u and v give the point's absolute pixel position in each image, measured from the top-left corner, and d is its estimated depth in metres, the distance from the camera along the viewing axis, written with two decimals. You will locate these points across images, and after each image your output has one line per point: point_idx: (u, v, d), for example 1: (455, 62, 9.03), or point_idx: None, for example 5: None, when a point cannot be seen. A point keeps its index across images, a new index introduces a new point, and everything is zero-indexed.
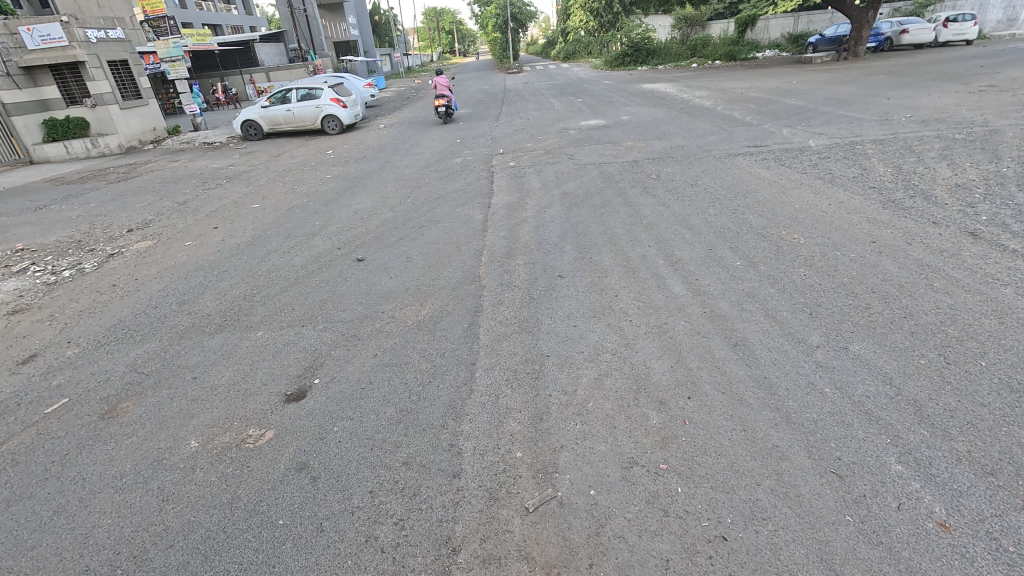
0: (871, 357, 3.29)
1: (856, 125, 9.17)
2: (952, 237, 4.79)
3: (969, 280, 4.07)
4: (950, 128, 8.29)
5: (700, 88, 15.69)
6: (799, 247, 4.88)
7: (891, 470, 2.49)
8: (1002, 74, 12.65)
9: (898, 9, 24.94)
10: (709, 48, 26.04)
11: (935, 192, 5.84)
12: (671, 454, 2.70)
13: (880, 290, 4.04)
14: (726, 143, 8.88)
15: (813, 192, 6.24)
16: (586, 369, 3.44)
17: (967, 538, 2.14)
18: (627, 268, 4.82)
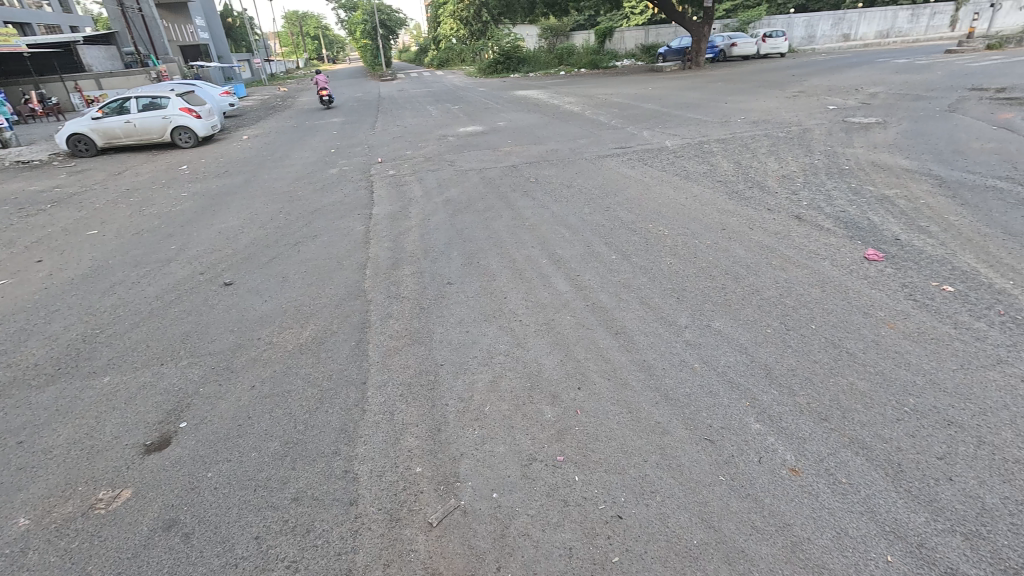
0: (729, 331, 3.70)
1: (702, 126, 10.31)
2: (783, 221, 5.57)
3: (798, 256, 4.76)
4: (775, 128, 9.68)
5: (569, 94, 16.61)
6: (664, 238, 5.36)
7: (751, 429, 2.82)
8: (810, 82, 15.04)
9: (727, 26, 28.62)
10: (574, 57, 27.71)
11: (767, 183, 6.76)
12: (567, 445, 2.81)
13: (732, 271, 4.57)
14: (595, 146, 9.49)
15: (672, 188, 6.89)
16: (481, 374, 3.46)
17: (812, 478, 2.50)
18: (514, 270, 4.94)
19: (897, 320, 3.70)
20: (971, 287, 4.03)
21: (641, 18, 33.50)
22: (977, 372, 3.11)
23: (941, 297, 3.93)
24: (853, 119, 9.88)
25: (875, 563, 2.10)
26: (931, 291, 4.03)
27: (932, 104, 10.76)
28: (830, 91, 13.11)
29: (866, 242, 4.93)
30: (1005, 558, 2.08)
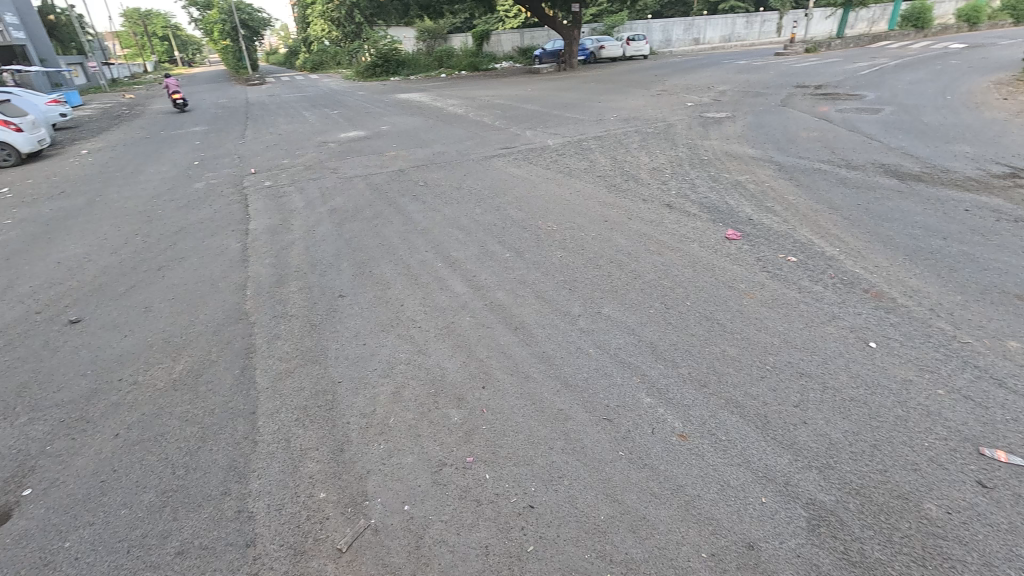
0: (618, 316, 3.95)
1: (580, 125, 10.88)
2: (657, 209, 6.07)
3: (671, 241, 5.21)
4: (643, 124, 10.49)
5: (452, 96, 16.63)
6: (553, 233, 5.58)
7: (644, 403, 3.05)
8: (670, 81, 16.52)
9: (594, 30, 30.46)
10: (454, 60, 27.81)
11: (641, 175, 7.31)
12: (475, 446, 2.82)
13: (616, 259, 4.89)
14: (481, 147, 9.61)
15: (557, 185, 7.19)
16: (382, 386, 3.35)
17: (697, 440, 2.76)
18: (408, 276, 4.85)
19: (755, 290, 4.20)
20: (809, 256, 4.70)
21: (515, 21, 34.52)
22: (819, 328, 3.64)
23: (787, 267, 4.53)
24: (707, 115, 11.02)
25: (753, 506, 2.37)
26: (779, 262, 4.63)
27: (768, 100, 12.34)
28: (686, 90, 14.50)
29: (725, 224, 5.53)
30: (849, 482, 2.46)
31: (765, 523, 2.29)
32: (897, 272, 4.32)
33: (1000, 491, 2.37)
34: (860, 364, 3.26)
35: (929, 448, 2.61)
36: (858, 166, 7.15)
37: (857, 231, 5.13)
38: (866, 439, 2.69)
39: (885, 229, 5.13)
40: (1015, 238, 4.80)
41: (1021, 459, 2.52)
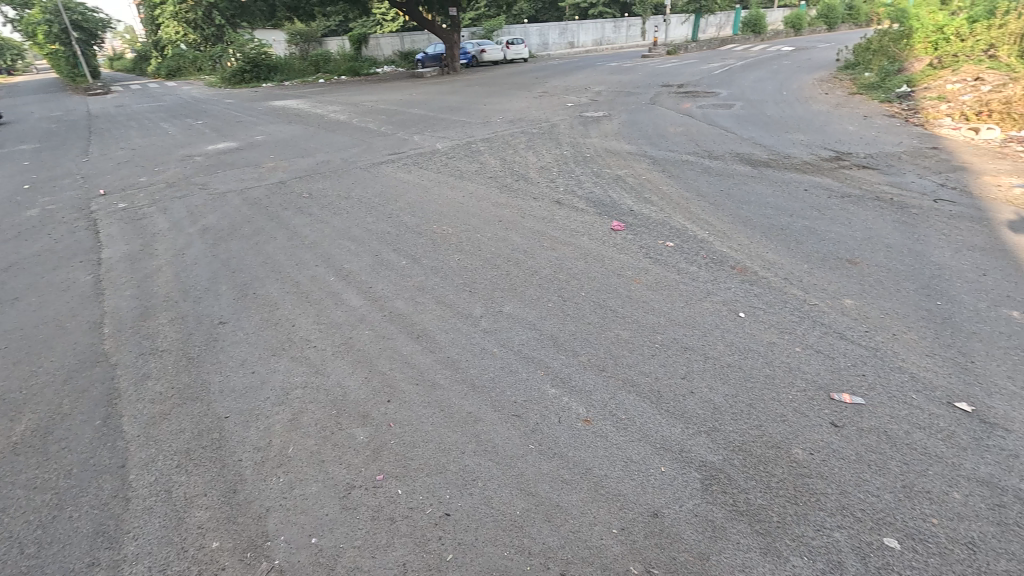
0: (518, 312, 4.03)
1: (468, 128, 10.94)
2: (547, 206, 6.28)
3: (563, 236, 5.42)
4: (528, 125, 10.81)
5: (333, 102, 15.90)
6: (449, 237, 5.55)
7: (549, 395, 3.14)
8: (550, 83, 17.18)
9: (474, 34, 30.82)
10: (331, 64, 26.62)
11: (530, 175, 7.52)
12: (385, 462, 2.72)
13: (513, 258, 4.98)
14: (368, 153, 9.29)
15: (449, 188, 7.16)
16: (277, 415, 3.11)
17: (601, 423, 2.90)
18: (298, 294, 4.55)
19: (641, 276, 4.50)
20: (684, 240, 5.14)
21: (393, 25, 33.88)
22: (697, 305, 4.00)
23: (667, 252, 4.92)
24: (587, 114, 11.63)
25: (654, 477, 2.54)
26: (660, 248, 5.01)
27: (639, 99, 13.30)
28: (566, 91, 15.18)
29: (611, 216, 5.86)
30: (733, 440, 2.73)
31: (666, 491, 2.47)
32: (757, 248, 4.88)
33: (848, 428, 2.77)
34: (733, 333, 3.63)
35: (792, 400, 2.98)
36: (718, 156, 7.96)
37: (722, 214, 5.71)
38: (743, 400, 3.00)
39: (744, 211, 5.76)
40: (843, 211, 5.64)
41: (861, 398, 2.97)
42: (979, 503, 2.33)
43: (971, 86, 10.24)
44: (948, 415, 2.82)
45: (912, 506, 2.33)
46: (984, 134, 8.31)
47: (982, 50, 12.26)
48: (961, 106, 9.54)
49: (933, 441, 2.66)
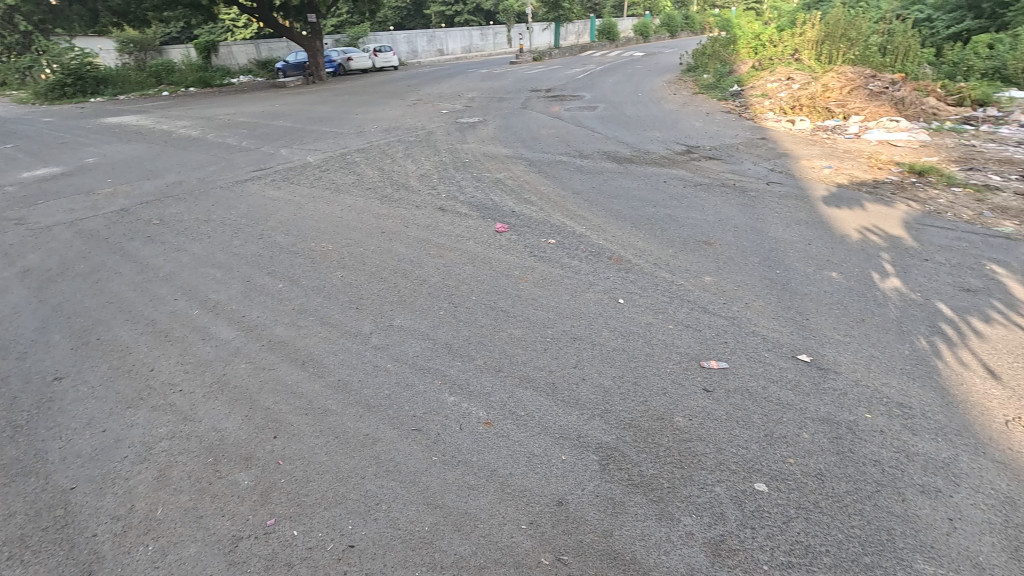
0: (410, 324, 3.94)
1: (340, 138, 10.48)
2: (431, 214, 6.22)
3: (449, 242, 5.40)
4: (404, 133, 10.64)
5: (182, 117, 14.34)
6: (329, 253, 5.27)
7: (448, 403, 3.10)
8: (423, 90, 17.08)
9: (338, 41, 29.66)
10: (176, 75, 24.00)
11: (410, 183, 7.40)
12: (276, 503, 2.50)
13: (400, 269, 4.86)
14: (229, 171, 8.51)
15: (325, 203, 6.79)
16: (140, 474, 2.72)
17: (502, 423, 2.93)
18: (156, 334, 4.02)
19: (528, 274, 4.64)
20: (565, 237, 5.38)
21: (246, 32, 31.43)
22: (581, 296, 4.21)
23: (550, 249, 5.12)
24: (462, 120, 11.72)
25: (557, 466, 2.63)
26: (543, 246, 5.20)
27: (511, 104, 13.71)
28: (439, 98, 15.16)
29: (495, 219, 5.97)
30: (623, 419, 2.92)
31: (569, 477, 2.56)
32: (629, 238, 5.26)
33: (718, 391, 3.09)
34: (616, 319, 3.87)
35: (670, 373, 3.25)
36: (588, 155, 8.47)
37: (597, 209, 6.08)
38: (629, 380, 3.22)
39: (616, 205, 6.19)
40: (698, 199, 6.30)
41: (726, 363, 3.34)
42: (822, 437, 2.72)
43: (785, 85, 12.00)
44: (793, 367, 3.28)
45: (772, 450, 2.66)
46: (799, 125, 9.79)
47: (789, 54, 14.44)
48: (779, 102, 11.15)
49: (784, 391, 3.07)
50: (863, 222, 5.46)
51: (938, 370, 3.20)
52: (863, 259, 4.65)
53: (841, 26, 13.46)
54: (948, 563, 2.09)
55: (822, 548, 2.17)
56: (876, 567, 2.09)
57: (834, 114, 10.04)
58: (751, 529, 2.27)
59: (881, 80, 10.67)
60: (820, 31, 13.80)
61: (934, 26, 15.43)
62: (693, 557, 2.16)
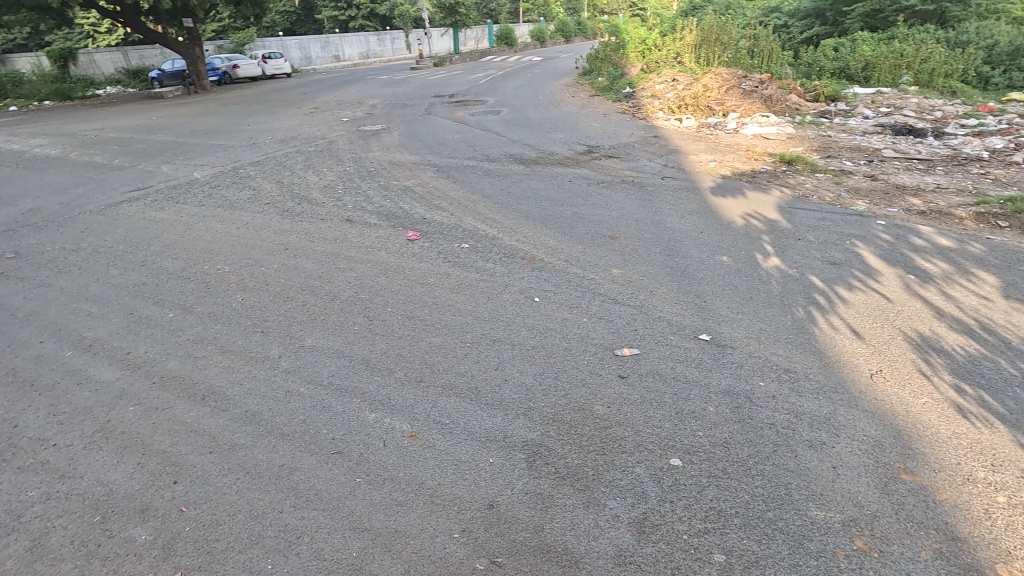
0: (322, 343, 3.75)
1: (230, 151, 9.75)
2: (338, 226, 5.98)
3: (359, 254, 5.22)
4: (303, 143, 10.12)
5: (35, 134, 12.59)
6: (226, 276, 4.88)
7: (369, 421, 2.99)
8: (320, 98, 16.36)
9: (221, 47, 27.60)
10: (25, 86, 21.01)
11: (313, 196, 7.05)
12: (181, 555, 2.27)
13: (307, 286, 4.61)
14: (100, 193, 7.60)
15: (218, 221, 6.28)
16: (8, 549, 2.34)
17: (426, 434, 2.88)
18: (18, 384, 3.49)
19: (444, 280, 4.60)
20: (477, 240, 5.41)
21: (110, 38, 28.31)
22: (498, 298, 4.25)
23: (464, 254, 5.11)
24: (365, 128, 11.38)
25: (485, 470, 2.63)
26: (457, 251, 5.18)
27: (414, 110, 13.53)
28: (338, 106, 14.61)
29: (405, 227, 5.85)
30: (547, 414, 2.98)
31: (497, 479, 2.57)
32: (540, 238, 5.39)
33: (632, 376, 3.25)
34: (533, 317, 3.95)
35: (587, 365, 3.38)
36: (495, 159, 8.57)
37: (507, 212, 6.16)
38: (550, 375, 3.30)
39: (525, 206, 6.32)
40: (602, 196, 6.60)
41: (637, 349, 3.52)
42: (725, 408, 2.96)
43: (671, 86, 12.92)
44: (696, 346, 3.53)
45: (684, 426, 2.85)
46: (685, 123, 10.58)
47: (672, 57, 15.56)
48: (667, 102, 11.98)
49: (690, 369, 3.30)
50: (746, 209, 6.01)
51: (815, 336, 3.60)
52: (748, 242, 5.12)
53: (714, 31, 14.74)
54: (835, 507, 2.36)
55: (732, 510, 2.36)
56: (778, 520, 2.31)
57: (715, 111, 10.97)
58: (670, 503, 2.41)
59: (751, 80, 11.81)
60: (696, 36, 15.01)
61: (790, 31, 17.39)
62: (620, 539, 2.26)
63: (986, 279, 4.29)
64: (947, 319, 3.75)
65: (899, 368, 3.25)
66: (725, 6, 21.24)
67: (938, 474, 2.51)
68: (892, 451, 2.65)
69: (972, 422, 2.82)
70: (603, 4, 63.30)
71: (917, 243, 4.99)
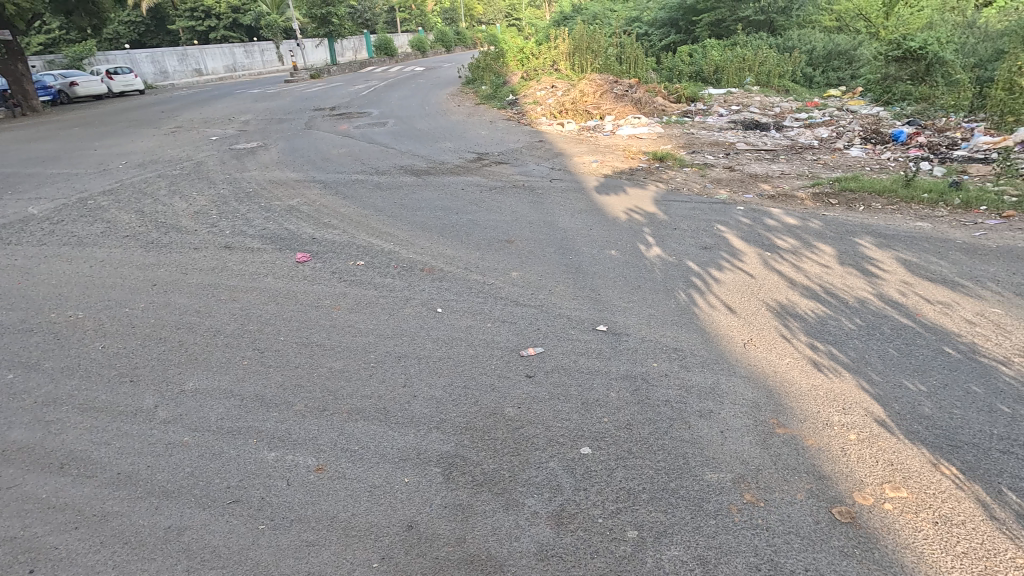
0: (207, 384, 3.41)
1: (74, 180, 8.52)
2: (214, 254, 5.48)
3: (242, 283, 4.83)
4: (165, 166, 9.14)
5: None
6: (80, 322, 4.26)
7: (269, 461, 2.77)
8: (181, 116, 14.89)
9: (52, 62, 24.08)
10: None
11: (183, 223, 6.39)
12: None
13: (184, 323, 4.17)
14: None
15: (64, 261, 5.45)
16: None
17: (334, 466, 2.73)
18: None
19: (340, 301, 4.40)
20: (373, 256, 5.24)
21: None
22: (399, 313, 4.16)
23: (360, 271, 4.93)
24: (237, 146, 10.56)
25: (401, 491, 2.55)
26: (352, 269, 4.99)
27: (292, 125, 12.79)
28: (204, 124, 13.38)
29: (293, 249, 5.52)
30: (459, 424, 2.96)
31: (414, 499, 2.51)
32: (438, 248, 5.36)
33: (538, 374, 3.35)
34: (437, 328, 3.91)
35: (495, 369, 3.42)
36: (385, 171, 8.38)
37: (402, 224, 6.05)
38: (459, 385, 3.28)
39: (420, 218, 6.24)
40: (495, 202, 6.71)
41: (541, 348, 3.63)
42: (625, 392, 3.15)
43: (551, 92, 13.50)
44: (595, 338, 3.72)
45: (590, 415, 2.99)
46: (567, 127, 11.11)
47: (550, 65, 16.28)
48: (549, 108, 12.50)
49: (591, 360, 3.47)
50: (628, 204, 6.45)
51: (696, 315, 3.95)
52: (633, 235, 5.50)
53: (585, 40, 15.64)
54: (726, 467, 2.61)
55: (640, 487, 2.52)
56: (680, 489, 2.50)
57: (593, 115, 11.66)
58: (584, 491, 2.51)
59: (622, 84, 12.70)
60: (569, 44, 15.83)
61: (651, 39, 19.03)
62: (541, 534, 2.31)
63: (824, 250, 4.99)
64: (799, 288, 4.32)
65: (766, 335, 3.68)
66: (593, 16, 22.65)
67: (804, 424, 2.88)
68: (765, 409, 2.99)
69: (825, 374, 3.26)
70: (480, 14, 64.61)
71: (770, 224, 5.68)
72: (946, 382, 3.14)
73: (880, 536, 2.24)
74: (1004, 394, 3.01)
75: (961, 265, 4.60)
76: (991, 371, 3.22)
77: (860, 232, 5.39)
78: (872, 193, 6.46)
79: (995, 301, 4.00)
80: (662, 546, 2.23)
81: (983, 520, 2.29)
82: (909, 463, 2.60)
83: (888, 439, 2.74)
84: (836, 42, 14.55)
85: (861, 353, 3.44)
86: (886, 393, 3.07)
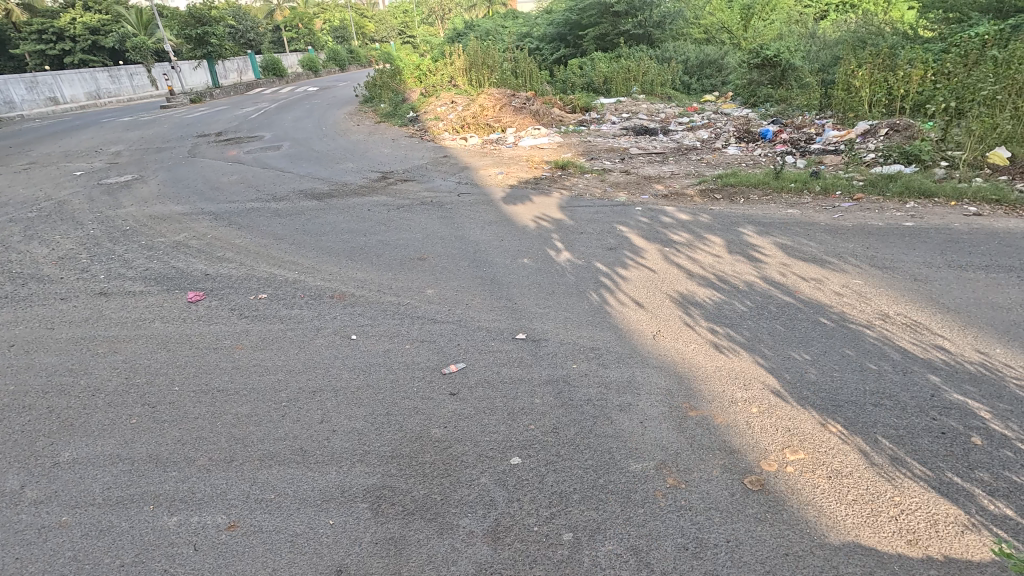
0: (87, 451, 3.00)
1: None
2: (88, 303, 4.87)
3: (124, 331, 4.33)
4: (16, 209, 8.00)
5: None
6: None
7: (170, 528, 2.48)
8: (32, 151, 13.13)
9: None
10: None
11: (45, 271, 5.62)
12: None
13: (53, 385, 3.64)
14: None
15: None
16: None
17: (247, 521, 2.49)
18: None
19: (243, 340, 4.08)
20: (277, 288, 4.93)
21: None
22: (311, 345, 3.93)
23: (262, 305, 4.61)
24: (107, 181, 9.49)
25: (326, 535, 2.39)
26: (253, 303, 4.65)
27: (172, 153, 11.76)
28: (64, 158, 11.88)
29: (182, 288, 5.03)
30: (385, 454, 2.84)
31: (341, 539, 2.37)
32: (347, 272, 5.15)
33: (462, 391, 3.31)
34: (353, 357, 3.75)
35: (417, 391, 3.33)
36: (283, 197, 7.94)
37: (306, 251, 5.74)
38: (381, 413, 3.15)
39: (325, 242, 5.98)
40: (404, 220, 6.60)
41: (462, 363, 3.59)
42: (549, 397, 3.21)
43: (451, 108, 13.59)
44: (515, 347, 3.75)
45: (517, 425, 3.00)
46: (470, 142, 11.23)
47: (447, 81, 16.41)
48: (451, 123, 12.58)
49: (514, 369, 3.49)
50: (536, 212, 6.62)
51: (609, 314, 4.12)
52: (543, 242, 5.64)
53: (479, 56, 15.93)
54: (648, 456, 2.73)
55: (570, 489, 2.56)
56: (608, 484, 2.58)
57: (494, 128, 11.89)
58: (517, 501, 2.51)
59: (519, 98, 13.06)
60: (465, 60, 16.08)
61: (543, 53, 19.86)
62: (478, 554, 2.27)
63: (715, 241, 5.42)
64: (696, 278, 4.65)
65: (671, 326, 3.91)
66: (484, 32, 23.10)
67: (712, 404, 3.09)
68: (679, 395, 3.17)
69: (726, 354, 3.54)
70: (371, 32, 63.80)
71: (666, 221, 6.09)
72: (824, 348, 3.53)
73: (785, 497, 2.45)
74: (870, 354, 3.44)
75: (827, 244, 5.20)
76: (859, 335, 3.66)
77: (742, 223, 5.92)
78: (749, 186, 7.16)
79: (856, 273, 4.57)
80: (597, 543, 2.28)
81: (865, 468, 2.59)
82: (803, 427, 2.87)
83: (783, 408, 3.02)
84: (706, 52, 16.04)
85: (754, 331, 3.77)
86: (778, 365, 3.38)
